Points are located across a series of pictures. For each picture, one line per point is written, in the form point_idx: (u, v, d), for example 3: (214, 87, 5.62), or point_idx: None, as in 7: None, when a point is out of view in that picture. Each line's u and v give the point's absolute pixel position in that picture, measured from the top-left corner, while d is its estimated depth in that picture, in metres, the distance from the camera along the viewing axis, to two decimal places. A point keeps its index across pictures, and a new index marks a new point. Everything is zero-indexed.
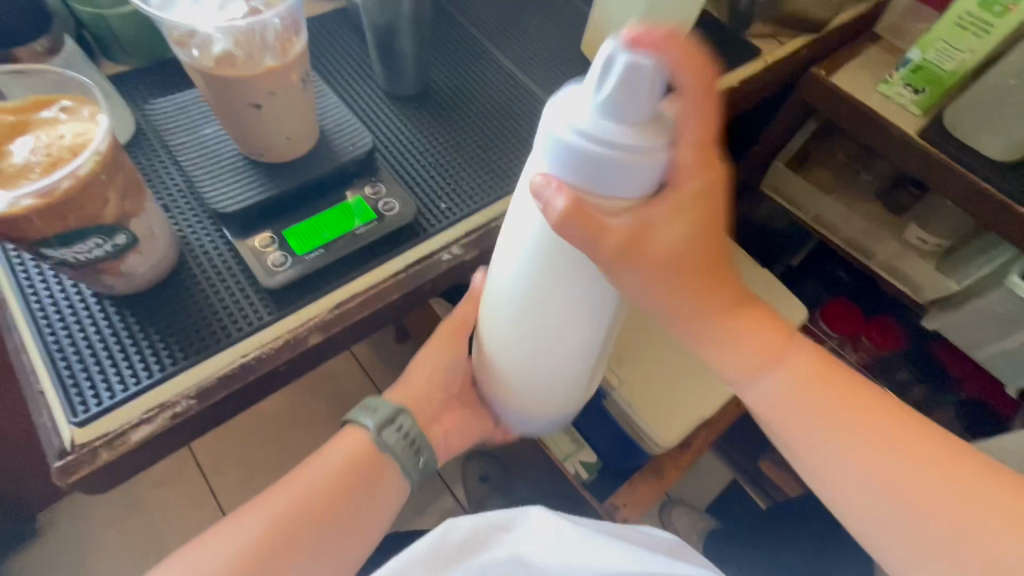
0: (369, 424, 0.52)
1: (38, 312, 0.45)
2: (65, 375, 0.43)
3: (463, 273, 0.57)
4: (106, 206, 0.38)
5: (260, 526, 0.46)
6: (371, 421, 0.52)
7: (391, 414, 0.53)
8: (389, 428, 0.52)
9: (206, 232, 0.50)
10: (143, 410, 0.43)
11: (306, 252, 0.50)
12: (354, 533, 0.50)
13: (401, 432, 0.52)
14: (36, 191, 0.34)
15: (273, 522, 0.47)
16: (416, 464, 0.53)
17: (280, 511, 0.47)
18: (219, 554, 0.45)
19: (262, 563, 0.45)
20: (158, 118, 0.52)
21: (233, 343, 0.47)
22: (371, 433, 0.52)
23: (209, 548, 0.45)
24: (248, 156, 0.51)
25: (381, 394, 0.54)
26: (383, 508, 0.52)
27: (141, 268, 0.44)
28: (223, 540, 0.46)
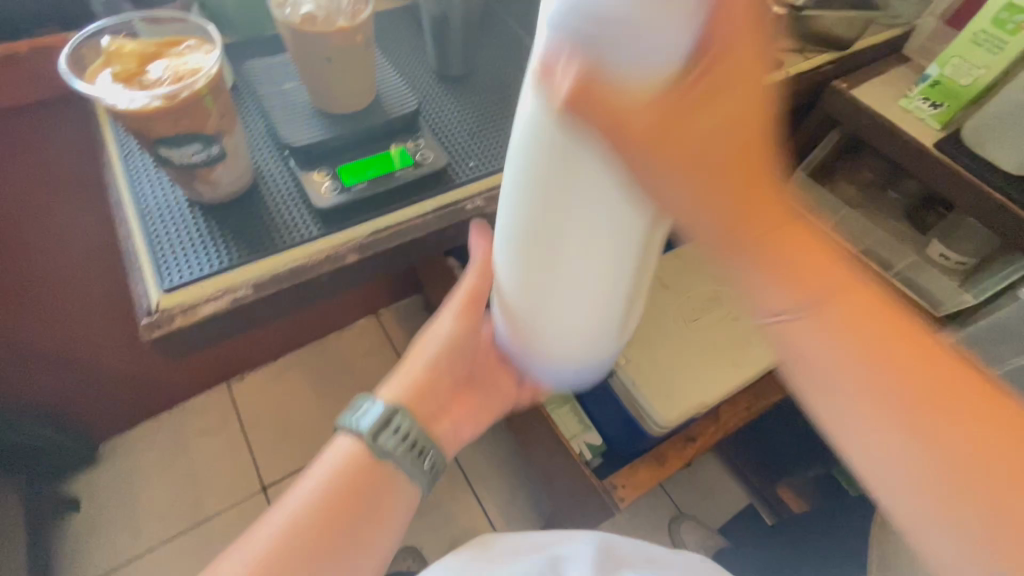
0: (363, 429, 0.56)
1: (144, 208, 0.57)
2: (158, 255, 0.54)
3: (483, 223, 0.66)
4: (208, 119, 0.50)
5: (276, 534, 0.51)
6: (363, 425, 0.57)
7: (385, 416, 0.58)
8: (384, 431, 0.57)
9: (276, 164, 0.62)
10: (213, 290, 0.54)
11: (353, 185, 0.60)
12: (372, 526, 0.55)
13: (397, 432, 0.57)
14: (165, 94, 0.46)
15: (288, 530, 0.51)
16: (419, 464, 0.58)
17: (292, 520, 0.52)
18: (250, 559, 0.50)
19: (284, 569, 0.50)
20: (251, 73, 0.64)
21: (287, 250, 0.57)
22: (367, 438, 0.56)
23: (242, 552, 0.51)
24: (316, 106, 0.62)
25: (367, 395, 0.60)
26: (395, 507, 0.57)
27: (225, 180, 0.55)
28: (252, 546, 0.51)
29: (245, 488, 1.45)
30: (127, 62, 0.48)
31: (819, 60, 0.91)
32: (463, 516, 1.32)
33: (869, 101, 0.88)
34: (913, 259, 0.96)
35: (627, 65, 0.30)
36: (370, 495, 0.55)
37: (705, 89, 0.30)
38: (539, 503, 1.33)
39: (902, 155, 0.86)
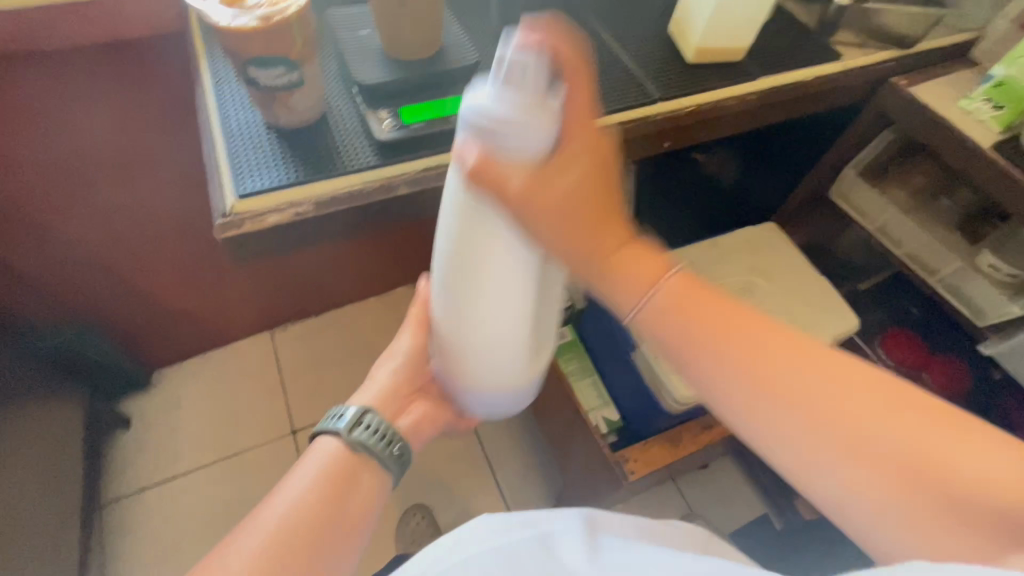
0: (341, 428, 0.64)
1: (226, 126, 0.63)
2: (236, 167, 0.61)
3: None
4: (294, 45, 0.56)
5: (261, 538, 0.54)
6: (342, 425, 0.65)
7: (357, 417, 0.66)
8: (358, 428, 0.65)
9: (344, 100, 0.68)
10: (279, 202, 0.60)
11: (412, 123, 0.65)
12: (342, 537, 0.58)
13: (368, 429, 0.65)
14: (262, 16, 0.52)
15: (268, 535, 0.55)
16: (393, 456, 0.67)
17: (275, 523, 0.56)
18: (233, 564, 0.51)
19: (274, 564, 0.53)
20: (332, 18, 0.71)
21: (347, 175, 0.63)
22: (344, 436, 0.64)
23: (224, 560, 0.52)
24: (386, 51, 0.68)
25: (342, 404, 0.68)
26: (351, 550, 0.59)
27: (301, 105, 0.61)
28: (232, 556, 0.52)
29: (277, 430, 1.55)
30: None
31: (879, 56, 0.91)
32: (477, 481, 1.37)
33: (929, 99, 0.87)
34: (960, 265, 0.93)
35: (512, 146, 0.46)
36: (344, 500, 0.61)
37: (577, 156, 0.48)
38: (551, 479, 1.36)
39: (956, 156, 0.85)
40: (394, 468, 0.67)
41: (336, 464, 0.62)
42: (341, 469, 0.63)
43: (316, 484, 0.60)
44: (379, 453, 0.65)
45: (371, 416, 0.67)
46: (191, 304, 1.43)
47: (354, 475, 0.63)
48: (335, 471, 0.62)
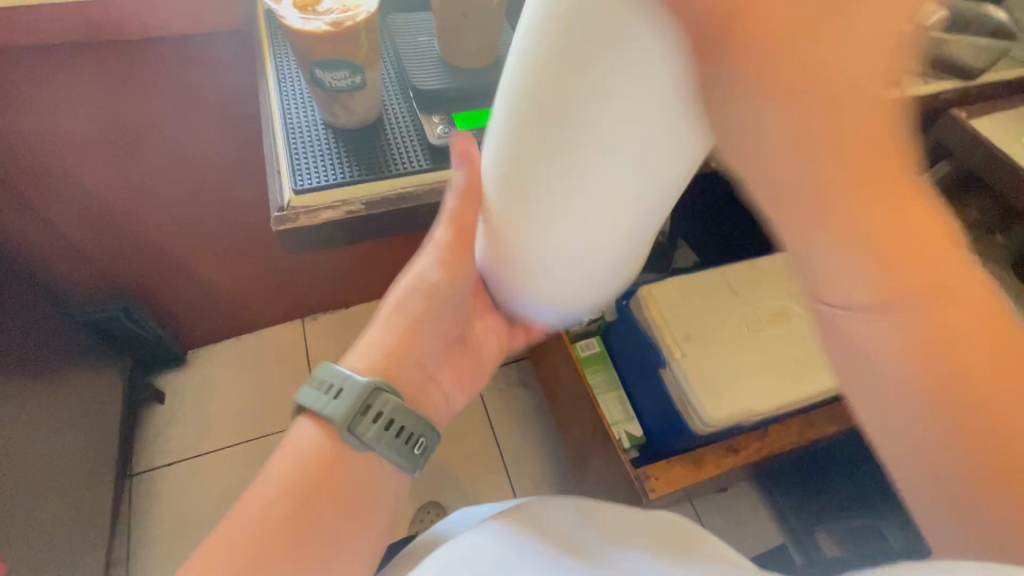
0: (334, 412, 0.52)
1: (287, 123, 0.66)
2: (295, 163, 0.63)
3: None
4: (358, 50, 0.58)
5: (254, 510, 0.49)
6: (335, 408, 0.52)
7: (362, 395, 0.54)
8: (362, 413, 0.53)
9: (400, 104, 0.70)
10: (332, 198, 0.62)
11: (464, 131, 0.67)
12: (347, 529, 0.51)
13: (376, 414, 0.54)
14: (332, 21, 0.54)
15: (271, 497, 0.49)
16: (408, 446, 0.56)
17: (273, 486, 0.50)
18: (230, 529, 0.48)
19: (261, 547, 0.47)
20: (394, 23, 0.73)
21: (398, 177, 0.64)
22: (339, 421, 0.52)
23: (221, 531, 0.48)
24: (443, 58, 0.70)
25: (332, 367, 0.56)
26: (373, 506, 0.53)
27: (359, 107, 0.63)
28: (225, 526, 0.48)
29: (301, 416, 1.60)
30: None
31: (939, 87, 0.90)
32: (492, 485, 1.37)
33: (990, 133, 0.84)
34: (1011, 306, 0.90)
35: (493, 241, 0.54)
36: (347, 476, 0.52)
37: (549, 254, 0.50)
38: (567, 490, 1.35)
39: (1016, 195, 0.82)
40: (401, 457, 0.55)
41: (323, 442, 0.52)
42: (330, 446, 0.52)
43: (315, 483, 0.51)
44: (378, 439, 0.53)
45: (383, 398, 0.54)
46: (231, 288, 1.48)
47: (348, 476, 0.52)
48: (325, 475, 0.51)
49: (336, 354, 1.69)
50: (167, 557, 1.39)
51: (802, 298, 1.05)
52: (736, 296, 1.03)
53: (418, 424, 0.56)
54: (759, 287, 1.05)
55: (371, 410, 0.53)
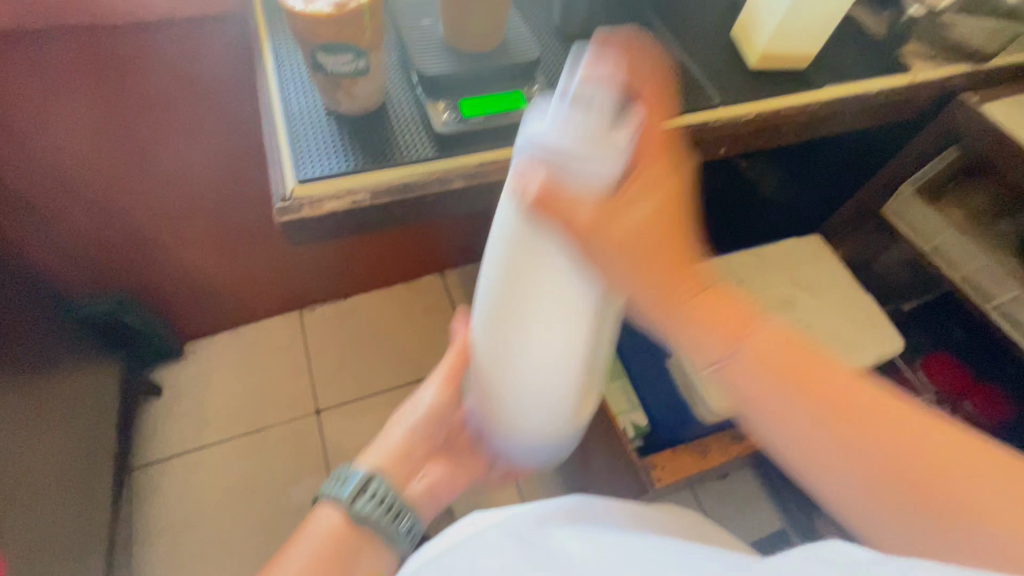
0: (343, 495, 0.68)
1: (287, 110, 0.64)
2: (297, 152, 0.61)
3: None
4: (363, 35, 0.56)
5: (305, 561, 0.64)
6: (344, 492, 0.68)
7: (363, 484, 0.69)
8: (364, 494, 0.68)
9: (404, 90, 0.67)
10: (336, 189, 0.60)
11: (472, 117, 0.65)
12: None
13: (373, 496, 0.68)
14: (336, 3, 0.52)
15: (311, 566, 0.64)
16: (396, 525, 0.69)
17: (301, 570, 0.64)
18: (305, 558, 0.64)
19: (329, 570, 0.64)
20: (397, 6, 0.71)
21: (403, 166, 0.63)
22: (343, 503, 0.67)
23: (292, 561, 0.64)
24: (448, 42, 0.68)
25: (348, 467, 0.71)
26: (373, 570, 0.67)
27: (363, 93, 0.61)
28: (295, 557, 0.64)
29: (300, 408, 1.59)
30: None
31: (948, 71, 0.88)
32: None
33: (1000, 119, 0.83)
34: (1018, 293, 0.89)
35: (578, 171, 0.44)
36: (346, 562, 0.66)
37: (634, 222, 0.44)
38: (569, 478, 1.36)
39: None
40: (393, 536, 0.68)
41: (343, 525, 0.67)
42: (348, 535, 0.67)
43: (324, 558, 0.65)
44: (383, 521, 0.67)
45: (377, 482, 0.69)
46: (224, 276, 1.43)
47: (355, 550, 0.66)
48: (336, 549, 0.66)
49: (334, 345, 1.68)
50: (169, 550, 1.38)
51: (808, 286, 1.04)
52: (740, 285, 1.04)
53: (416, 522, 0.71)
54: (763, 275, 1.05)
55: (393, 506, 0.69)
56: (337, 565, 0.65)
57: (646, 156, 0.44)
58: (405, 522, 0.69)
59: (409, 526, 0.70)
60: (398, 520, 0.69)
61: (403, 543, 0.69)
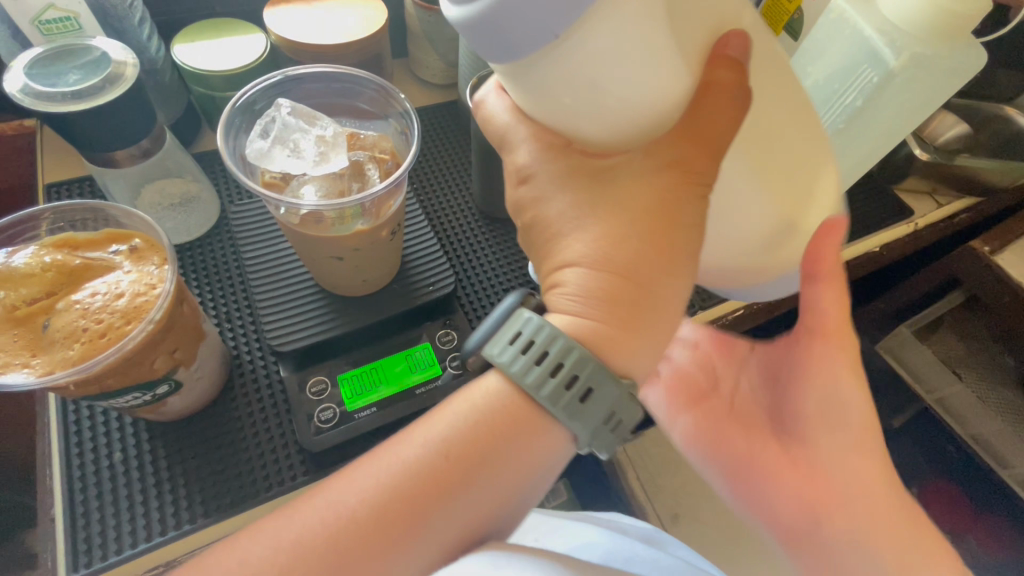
0: None
1: (72, 430, 0.42)
2: (78, 515, 0.39)
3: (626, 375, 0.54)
4: (153, 365, 0.34)
5: None
6: None
7: None
8: None
9: (263, 363, 0.46)
10: (144, 569, 0.38)
11: (357, 409, 0.44)
12: None
13: None
14: (74, 374, 0.29)
15: None
16: None
17: None
18: None
19: None
20: (238, 223, 0.49)
21: (251, 504, 0.41)
22: None
23: None
24: (317, 285, 0.47)
25: None
26: None
27: (181, 405, 0.40)
28: None
29: None
30: (32, 289, 0.31)
31: (953, 207, 0.72)
32: None
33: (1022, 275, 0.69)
34: None
35: None
36: None
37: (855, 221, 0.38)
38: None
39: None
40: (587, 424, 0.29)
41: (516, 393, 0.30)
42: None
43: (475, 427, 0.29)
44: (597, 438, 0.30)
45: None
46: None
47: (532, 416, 0.29)
48: (500, 419, 0.29)
49: None
50: None
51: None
52: None
53: (636, 410, 0.30)
54: None
55: (568, 360, 0.29)
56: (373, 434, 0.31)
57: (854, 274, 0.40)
58: (627, 422, 0.30)
59: (629, 422, 0.30)
60: (581, 397, 0.29)
61: (604, 443, 0.30)
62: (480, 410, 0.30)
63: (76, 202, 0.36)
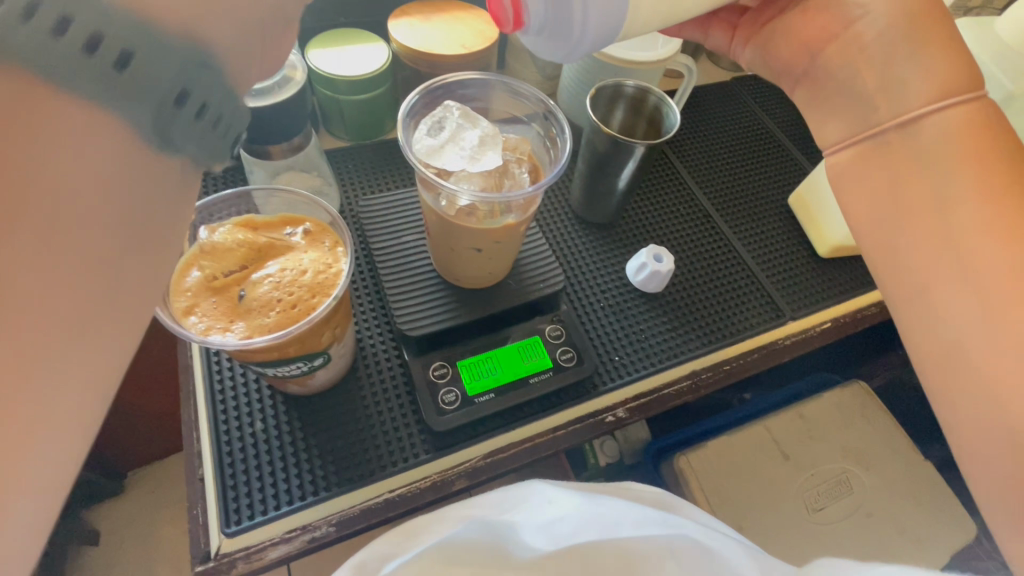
0: None
1: (217, 396, 0.45)
2: (226, 475, 0.42)
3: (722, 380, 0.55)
4: (320, 338, 0.37)
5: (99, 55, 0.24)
6: None
7: None
8: None
9: (386, 349, 0.49)
10: (284, 530, 0.41)
11: (478, 394, 0.47)
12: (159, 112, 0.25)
13: None
14: (273, 340, 0.32)
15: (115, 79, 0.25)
16: None
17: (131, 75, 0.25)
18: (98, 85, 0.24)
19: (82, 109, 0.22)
20: (366, 216, 0.52)
21: (379, 476, 0.43)
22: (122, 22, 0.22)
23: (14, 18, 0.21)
24: (438, 275, 0.50)
25: None
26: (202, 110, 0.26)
27: (324, 378, 0.44)
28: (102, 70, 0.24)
29: None
30: (227, 262, 0.35)
31: None
32: None
33: None
34: None
35: None
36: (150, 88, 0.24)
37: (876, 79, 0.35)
38: None
39: None
40: (144, 106, 0.20)
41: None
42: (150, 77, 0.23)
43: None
44: (194, 141, 0.22)
45: None
46: (143, 450, 0.96)
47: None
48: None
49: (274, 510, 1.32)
50: None
51: (863, 455, 0.75)
52: (786, 464, 0.74)
53: (237, 103, 0.23)
54: (811, 446, 0.75)
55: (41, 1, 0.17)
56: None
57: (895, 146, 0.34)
58: (230, 118, 0.23)
59: (223, 119, 0.23)
60: (121, 69, 0.19)
61: (207, 146, 0.23)
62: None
63: (257, 188, 0.40)
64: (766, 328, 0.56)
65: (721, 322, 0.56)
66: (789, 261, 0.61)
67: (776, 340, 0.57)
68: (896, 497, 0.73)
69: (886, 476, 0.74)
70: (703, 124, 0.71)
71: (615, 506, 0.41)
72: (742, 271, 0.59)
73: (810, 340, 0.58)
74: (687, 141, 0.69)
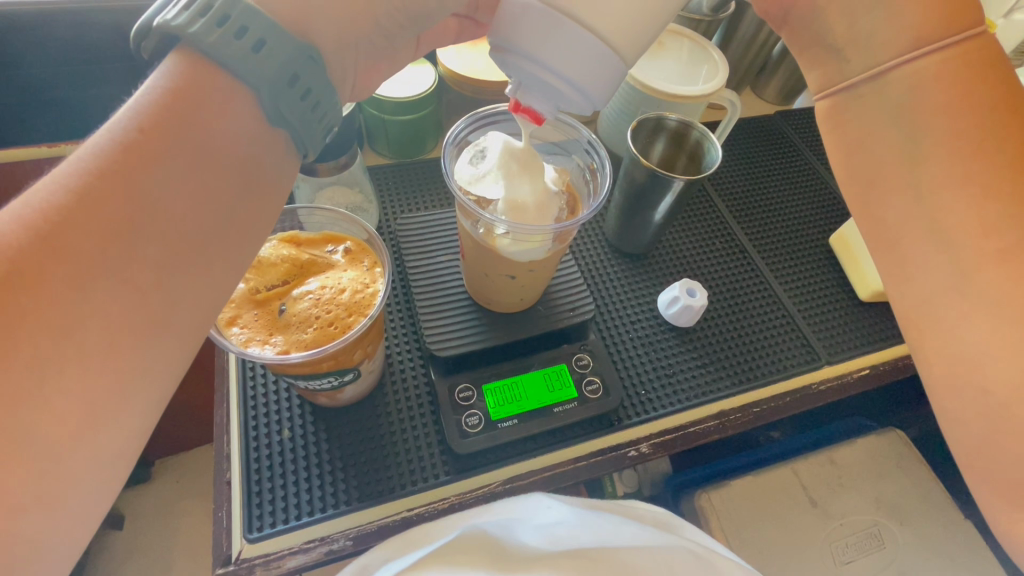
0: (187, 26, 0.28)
1: (249, 402, 0.46)
2: (253, 481, 0.43)
3: (752, 423, 0.53)
4: (357, 354, 0.38)
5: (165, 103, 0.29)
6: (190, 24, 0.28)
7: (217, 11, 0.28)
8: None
9: (413, 367, 0.50)
10: (302, 541, 0.41)
11: (501, 419, 0.47)
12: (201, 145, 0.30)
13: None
14: (309, 356, 0.33)
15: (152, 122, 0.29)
16: None
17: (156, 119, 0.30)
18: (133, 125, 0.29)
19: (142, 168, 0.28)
20: (403, 234, 0.54)
21: (399, 494, 0.44)
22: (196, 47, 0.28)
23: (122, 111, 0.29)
24: (468, 296, 0.51)
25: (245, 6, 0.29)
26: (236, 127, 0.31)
27: (353, 391, 0.44)
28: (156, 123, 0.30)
29: None
30: (271, 277, 0.37)
31: None
32: None
33: None
34: None
35: None
36: (206, 129, 0.30)
37: (896, 85, 0.36)
38: None
39: None
40: (267, 81, 0.30)
41: (194, 59, 0.29)
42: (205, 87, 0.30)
43: (171, 89, 0.29)
44: (298, 116, 0.32)
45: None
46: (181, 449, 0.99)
47: (215, 81, 0.30)
48: (188, 80, 0.29)
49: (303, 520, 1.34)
50: None
51: (896, 509, 0.71)
52: (814, 512, 0.70)
53: (326, 88, 0.33)
54: (841, 494, 0.72)
55: (233, 16, 0.28)
56: (177, 121, 0.29)
57: (932, 113, 0.35)
58: (324, 105, 0.34)
59: (328, 116, 0.35)
60: (256, 50, 0.29)
61: (315, 140, 0.34)
62: (168, 74, 0.29)
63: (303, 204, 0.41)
64: (802, 371, 0.54)
65: (752, 363, 0.54)
66: (826, 303, 0.59)
67: (810, 385, 0.55)
68: (928, 557, 0.69)
69: (918, 533, 0.70)
70: (744, 158, 0.70)
71: (610, 520, 0.42)
72: (777, 312, 0.58)
73: (849, 386, 0.56)
74: (726, 175, 0.68)
